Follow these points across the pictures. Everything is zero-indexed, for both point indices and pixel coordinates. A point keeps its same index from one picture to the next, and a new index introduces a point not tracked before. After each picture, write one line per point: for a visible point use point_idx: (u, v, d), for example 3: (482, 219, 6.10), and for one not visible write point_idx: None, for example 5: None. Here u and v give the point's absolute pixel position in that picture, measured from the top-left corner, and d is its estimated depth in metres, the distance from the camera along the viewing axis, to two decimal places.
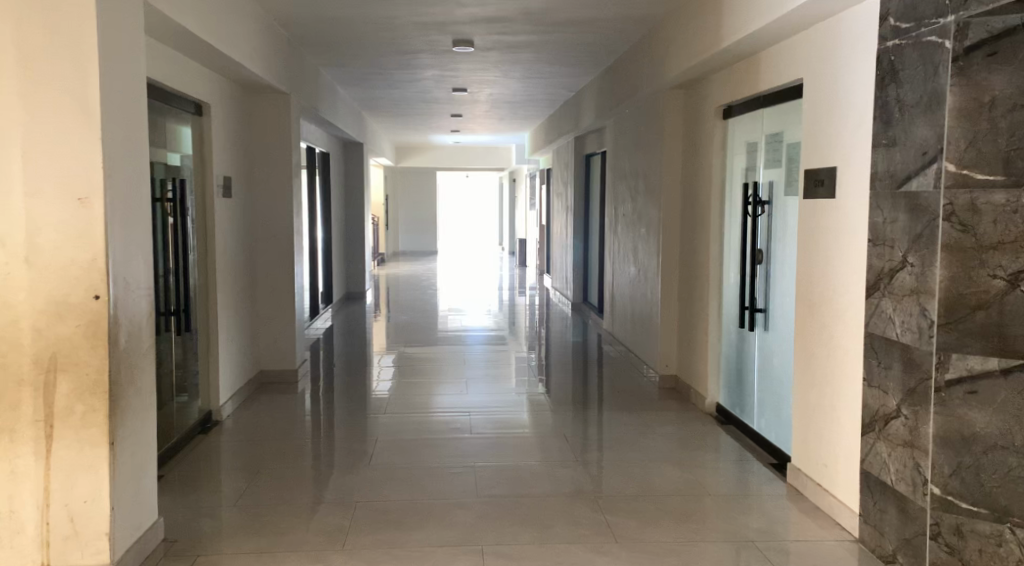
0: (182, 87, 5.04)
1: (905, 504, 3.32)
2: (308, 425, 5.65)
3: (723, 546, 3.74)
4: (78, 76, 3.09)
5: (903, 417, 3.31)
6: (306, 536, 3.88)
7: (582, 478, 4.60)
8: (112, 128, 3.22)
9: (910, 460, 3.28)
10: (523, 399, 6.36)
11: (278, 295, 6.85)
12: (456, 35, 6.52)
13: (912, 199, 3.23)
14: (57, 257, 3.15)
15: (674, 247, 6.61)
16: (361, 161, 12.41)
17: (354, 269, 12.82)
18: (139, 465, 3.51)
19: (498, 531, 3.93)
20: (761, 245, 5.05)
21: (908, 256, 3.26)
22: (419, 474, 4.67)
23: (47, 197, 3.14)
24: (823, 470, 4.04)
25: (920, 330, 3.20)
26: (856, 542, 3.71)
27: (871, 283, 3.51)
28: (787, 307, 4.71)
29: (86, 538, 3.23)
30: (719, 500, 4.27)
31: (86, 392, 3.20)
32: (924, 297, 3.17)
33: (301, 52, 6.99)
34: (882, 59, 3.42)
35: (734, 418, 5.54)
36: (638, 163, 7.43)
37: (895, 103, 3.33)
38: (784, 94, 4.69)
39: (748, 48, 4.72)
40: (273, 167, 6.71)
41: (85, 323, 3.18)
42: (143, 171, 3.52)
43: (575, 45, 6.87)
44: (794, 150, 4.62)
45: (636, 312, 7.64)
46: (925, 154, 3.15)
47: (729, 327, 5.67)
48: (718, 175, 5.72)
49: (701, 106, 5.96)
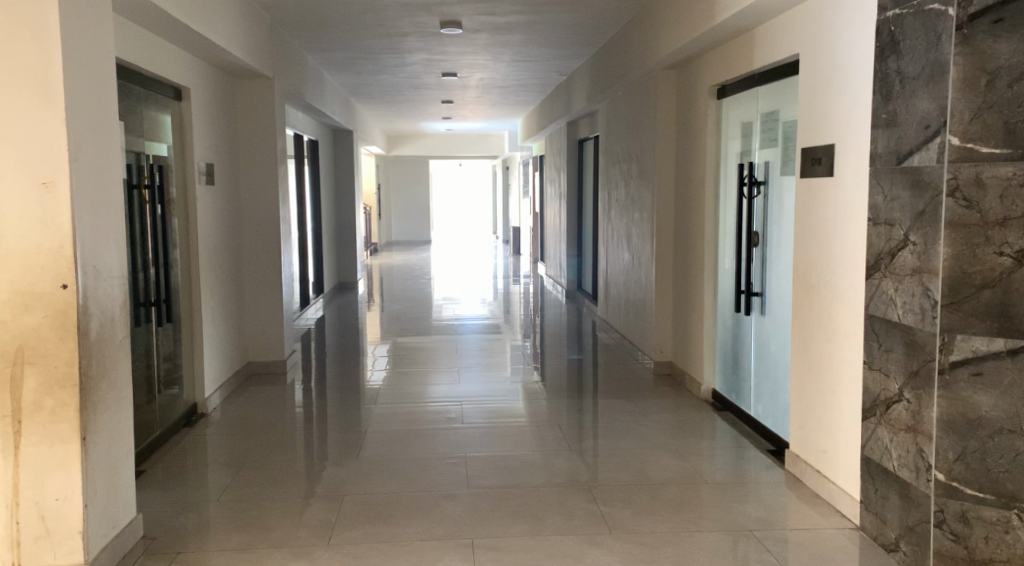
0: (159, 70, 4.88)
1: (907, 491, 3.21)
2: (297, 417, 5.53)
3: (720, 536, 3.63)
4: (39, 52, 2.95)
5: (905, 401, 3.20)
6: (293, 531, 3.75)
7: (575, 468, 4.48)
8: (77, 110, 3.07)
9: (912, 445, 3.16)
10: (517, 389, 6.25)
11: (266, 285, 6.71)
12: (444, 16, 6.36)
13: (914, 175, 3.11)
14: (19, 245, 3.02)
15: (669, 233, 6.48)
16: (350, 149, 12.24)
17: (345, 259, 12.66)
18: (115, 462, 3.38)
19: (490, 523, 3.81)
20: (757, 227, 4.94)
21: (909, 234, 3.14)
22: (410, 466, 4.55)
23: (10, 183, 3.00)
24: (822, 456, 3.93)
25: (922, 311, 3.08)
26: (857, 530, 3.60)
27: (871, 263, 3.39)
28: (784, 291, 4.59)
29: (57, 538, 3.11)
30: (716, 489, 4.15)
31: (55, 385, 3.07)
32: (928, 276, 3.05)
33: (284, 36, 6.83)
34: (882, 30, 3.28)
35: (730, 404, 5.44)
36: (630, 146, 7.30)
37: (896, 77, 3.19)
38: (779, 71, 4.55)
39: (742, 24, 4.58)
40: (258, 154, 6.57)
41: (53, 314, 3.05)
42: (113, 154, 3.39)
43: (565, 25, 6.71)
44: (790, 129, 4.49)
45: (630, 297, 7.55)
46: (927, 128, 3.02)
47: (724, 311, 5.55)
48: (712, 157, 5.59)
49: (694, 85, 5.82)
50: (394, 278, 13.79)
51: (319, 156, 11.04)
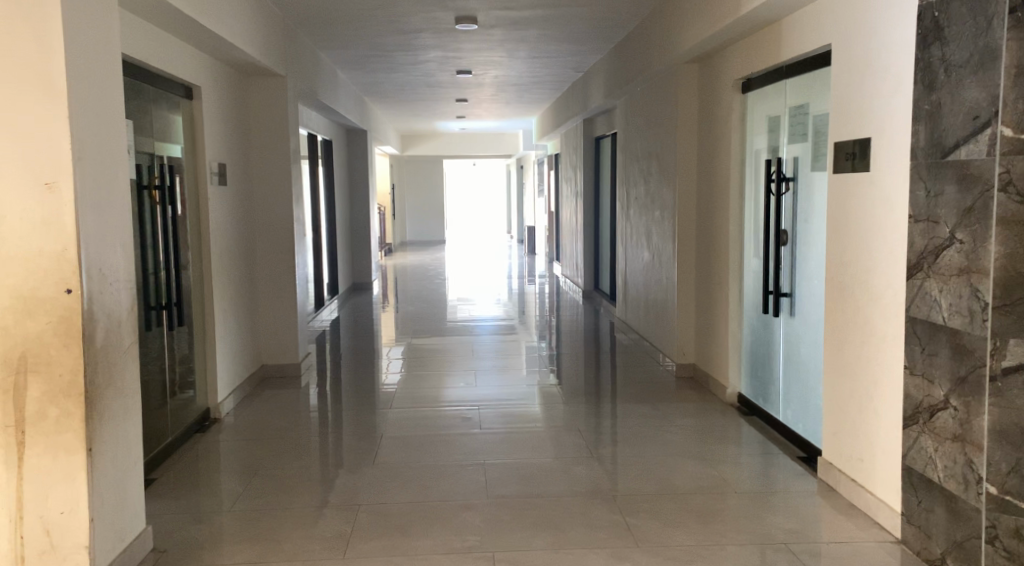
0: (170, 68, 4.76)
1: (954, 504, 3.03)
2: (312, 422, 5.41)
3: (750, 549, 3.47)
4: (40, 47, 2.82)
5: (952, 409, 3.02)
6: (306, 544, 3.62)
7: (597, 476, 4.33)
8: (81, 107, 2.95)
9: (960, 455, 2.99)
10: (533, 391, 6.09)
11: (279, 286, 6.59)
12: (459, 11, 6.21)
13: (960, 169, 2.94)
14: (21, 249, 2.90)
15: (691, 232, 6.30)
16: (364, 148, 12.11)
17: (359, 259, 12.56)
18: (122, 473, 3.26)
19: (511, 535, 3.66)
20: (785, 225, 4.77)
21: (955, 233, 2.97)
22: (427, 473, 4.41)
23: (12, 183, 2.88)
24: (859, 465, 3.75)
25: (970, 313, 2.91)
26: (897, 543, 3.43)
27: (913, 263, 3.22)
28: (815, 292, 4.43)
29: (62, 553, 3.00)
30: (745, 499, 3.98)
31: (58, 394, 2.95)
32: (977, 276, 2.88)
33: (296, 33, 6.71)
34: (925, 16, 3.10)
35: (757, 408, 5.27)
36: (649, 142, 7.13)
37: (941, 64, 3.02)
38: (809, 62, 4.38)
39: (770, 14, 4.41)
40: (271, 153, 6.44)
41: (57, 320, 2.93)
42: (120, 154, 3.26)
43: (584, 20, 6.56)
44: (821, 122, 4.32)
45: (649, 297, 7.38)
46: (976, 119, 2.85)
47: (750, 312, 5.37)
48: (736, 152, 5.42)
49: (718, 79, 5.65)
50: (408, 278, 13.66)
51: (333, 155, 10.94)
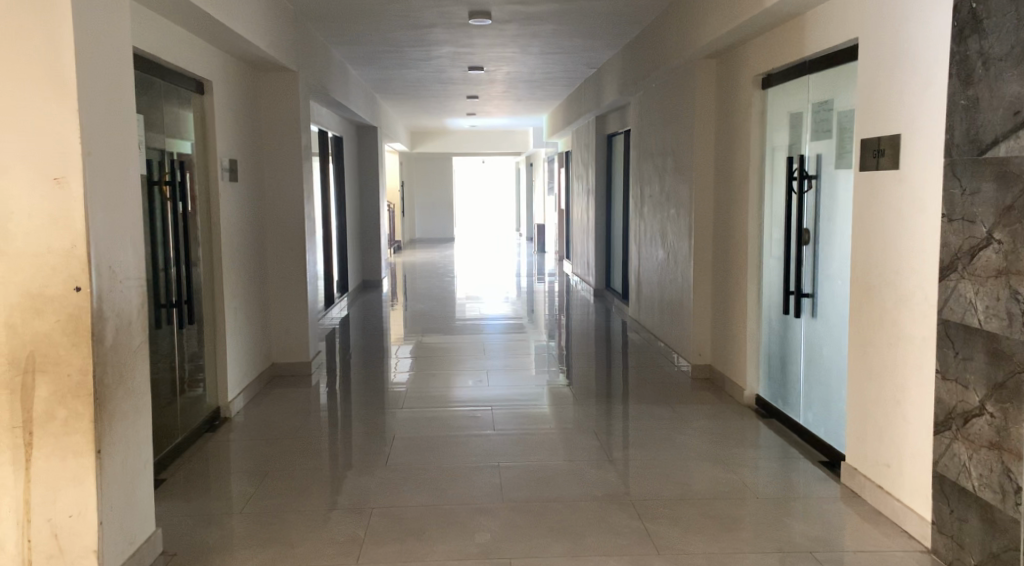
0: (182, 62, 4.69)
1: (989, 514, 2.94)
2: (322, 422, 5.33)
3: (774, 556, 3.37)
4: (49, 41, 2.75)
5: (988, 415, 2.92)
6: (319, 548, 3.54)
7: (613, 479, 4.23)
8: (92, 100, 2.87)
9: (997, 463, 2.88)
10: (545, 392, 5.99)
11: (289, 283, 6.51)
12: (473, 6, 6.13)
13: (999, 167, 2.84)
14: (29, 245, 2.82)
15: (707, 230, 6.20)
16: (374, 145, 12.03)
17: (369, 256, 12.49)
18: (132, 474, 3.18)
19: (528, 541, 3.58)
20: (807, 224, 4.67)
21: (993, 233, 2.87)
22: (440, 476, 4.33)
23: (21, 179, 2.80)
24: (885, 471, 3.65)
25: (1009, 316, 2.82)
26: (927, 553, 3.33)
27: (946, 264, 3.12)
28: (838, 292, 4.32)
29: (70, 557, 2.92)
30: (766, 504, 3.89)
31: (68, 395, 2.88)
32: (1017, 278, 2.78)
33: (308, 28, 6.62)
34: (962, 8, 3.00)
35: (776, 411, 5.16)
36: (665, 138, 7.03)
37: (978, 58, 2.92)
38: (832, 58, 4.28)
39: (793, 8, 4.31)
40: (282, 148, 6.37)
41: (65, 318, 2.86)
42: (129, 148, 3.19)
43: (600, 14, 6.46)
44: (846, 118, 4.22)
45: (664, 296, 7.29)
46: (1017, 114, 2.75)
47: (769, 312, 5.27)
48: (755, 150, 5.32)
49: (737, 74, 5.54)
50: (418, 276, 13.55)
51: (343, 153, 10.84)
